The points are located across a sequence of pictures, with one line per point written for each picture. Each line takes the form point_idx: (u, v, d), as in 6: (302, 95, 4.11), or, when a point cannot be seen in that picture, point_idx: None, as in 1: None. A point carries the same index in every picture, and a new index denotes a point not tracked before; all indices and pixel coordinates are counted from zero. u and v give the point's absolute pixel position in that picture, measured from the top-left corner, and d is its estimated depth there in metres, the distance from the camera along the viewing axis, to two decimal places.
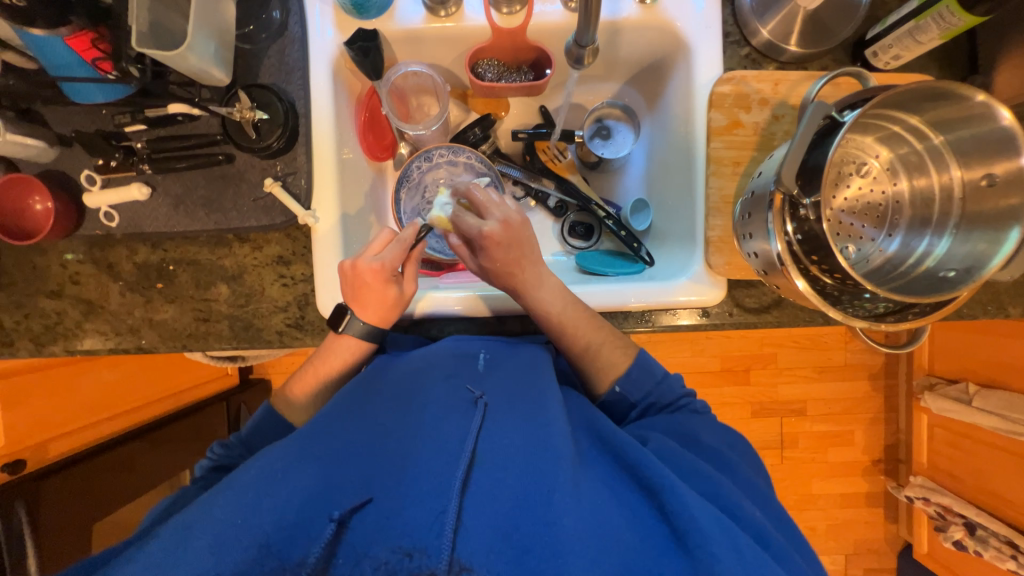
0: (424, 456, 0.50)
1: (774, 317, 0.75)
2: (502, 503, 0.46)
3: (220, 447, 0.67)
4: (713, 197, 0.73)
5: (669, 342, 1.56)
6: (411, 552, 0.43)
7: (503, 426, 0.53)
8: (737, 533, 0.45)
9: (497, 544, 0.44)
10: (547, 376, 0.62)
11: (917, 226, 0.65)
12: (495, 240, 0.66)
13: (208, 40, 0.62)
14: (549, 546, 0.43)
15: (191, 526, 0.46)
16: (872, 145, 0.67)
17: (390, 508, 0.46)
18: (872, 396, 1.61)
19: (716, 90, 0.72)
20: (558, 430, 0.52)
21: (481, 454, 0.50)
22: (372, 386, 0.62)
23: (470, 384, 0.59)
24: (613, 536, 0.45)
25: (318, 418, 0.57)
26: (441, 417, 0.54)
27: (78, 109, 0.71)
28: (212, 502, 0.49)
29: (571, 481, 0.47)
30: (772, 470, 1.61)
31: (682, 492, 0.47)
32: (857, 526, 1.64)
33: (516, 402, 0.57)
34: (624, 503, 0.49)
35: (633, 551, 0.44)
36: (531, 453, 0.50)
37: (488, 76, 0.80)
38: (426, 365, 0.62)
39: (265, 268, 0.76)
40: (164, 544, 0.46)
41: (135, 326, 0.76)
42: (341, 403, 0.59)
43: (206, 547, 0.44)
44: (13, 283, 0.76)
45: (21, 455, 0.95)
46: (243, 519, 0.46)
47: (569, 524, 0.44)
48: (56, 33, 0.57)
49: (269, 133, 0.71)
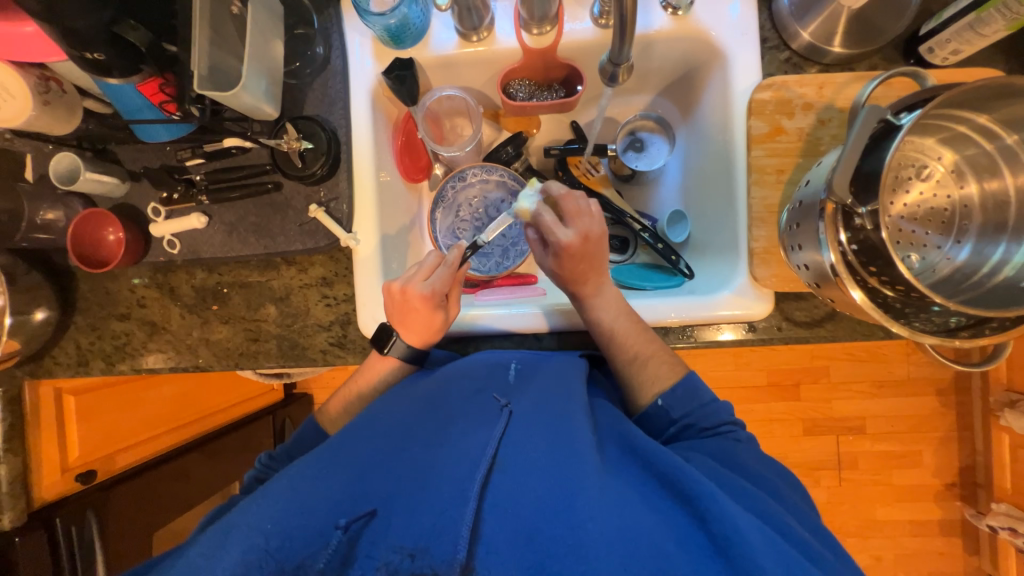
0: (447, 463, 0.50)
1: (828, 331, 0.70)
2: (523, 507, 0.45)
3: (266, 457, 0.69)
4: (756, 207, 0.70)
5: (710, 355, 1.50)
6: (414, 553, 0.43)
7: (525, 430, 0.53)
8: (786, 549, 0.42)
9: (516, 548, 0.43)
10: (579, 386, 0.59)
11: (990, 232, 0.60)
12: (570, 253, 0.67)
13: (260, 79, 0.66)
14: (571, 550, 0.42)
15: (226, 528, 0.48)
16: (934, 146, 0.63)
17: (410, 514, 0.47)
18: (941, 414, 1.47)
19: (756, 97, 0.70)
20: (583, 436, 0.51)
21: (502, 459, 0.49)
22: (399, 395, 0.63)
23: (498, 393, 0.59)
24: (641, 539, 0.42)
25: (348, 428, 0.59)
26: (468, 425, 0.55)
27: (145, 147, 0.77)
28: (247, 507, 0.50)
29: (596, 486, 0.46)
30: (829, 493, 1.50)
31: (723, 500, 0.45)
32: (931, 558, 1.49)
33: (542, 405, 0.56)
34: (656, 508, 0.46)
35: (665, 557, 0.41)
36: (553, 457, 0.49)
37: (520, 95, 0.82)
38: (454, 375, 0.63)
39: (310, 289, 0.79)
40: (206, 545, 0.47)
41: (193, 345, 0.81)
42: (370, 413, 0.61)
43: (236, 549, 0.45)
44: (89, 307, 0.83)
45: (92, 467, 1.02)
46: (271, 523, 0.46)
47: (593, 528, 0.43)
48: (129, 80, 0.63)
49: (314, 161, 0.75)
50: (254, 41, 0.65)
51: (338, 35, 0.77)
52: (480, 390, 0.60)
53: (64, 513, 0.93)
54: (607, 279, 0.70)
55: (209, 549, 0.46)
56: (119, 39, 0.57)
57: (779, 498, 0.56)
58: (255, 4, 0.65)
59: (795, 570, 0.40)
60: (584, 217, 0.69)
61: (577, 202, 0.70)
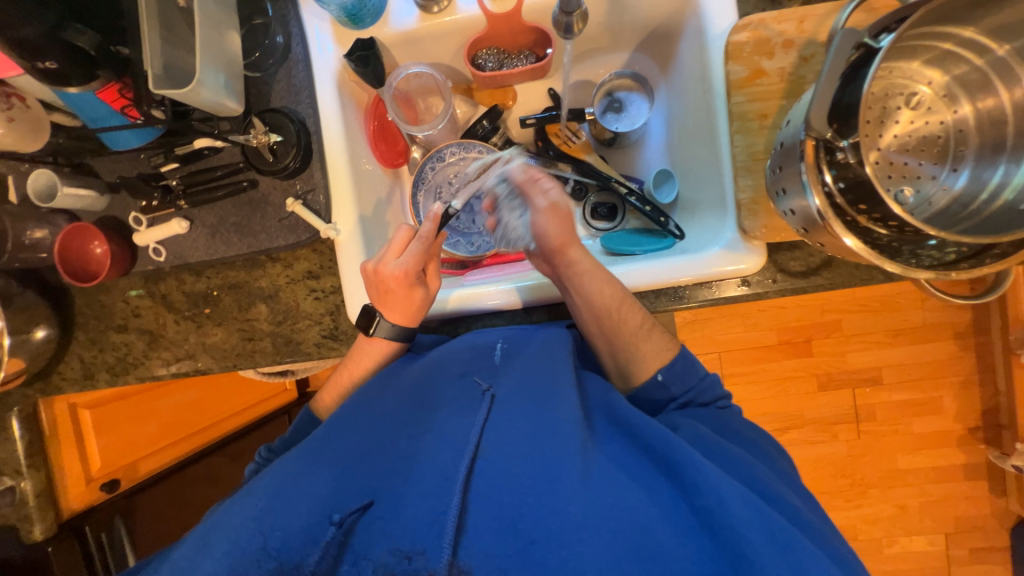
0: (431, 453, 0.50)
1: (825, 279, 0.68)
2: (506, 494, 0.45)
3: (265, 451, 0.70)
4: (740, 156, 0.67)
5: (718, 319, 1.47)
6: (410, 555, 0.44)
7: (507, 414, 0.52)
8: (769, 513, 0.43)
9: (502, 537, 0.44)
10: (565, 358, 0.59)
11: (988, 155, 0.57)
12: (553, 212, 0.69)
13: (217, 73, 0.65)
14: (555, 534, 0.43)
15: (209, 536, 0.49)
16: (919, 70, 0.60)
17: (398, 508, 0.47)
18: (961, 358, 1.44)
19: (732, 40, 0.66)
20: (568, 415, 0.51)
21: (485, 445, 0.49)
22: (382, 386, 0.62)
23: (481, 376, 0.59)
24: (626, 515, 0.43)
25: (333, 420, 0.58)
26: (451, 414, 0.55)
27: (120, 157, 0.77)
28: (229, 508, 0.51)
29: (579, 467, 0.46)
30: (849, 446, 1.48)
31: (707, 471, 0.45)
32: (957, 502, 1.47)
33: (528, 387, 0.55)
34: (643, 483, 0.46)
35: (650, 533, 0.42)
36: (536, 440, 0.49)
37: (489, 65, 0.80)
38: (437, 360, 0.61)
39: (298, 285, 0.79)
40: (192, 548, 0.49)
41: (191, 350, 0.82)
42: (352, 405, 0.59)
43: (223, 552, 0.46)
44: (87, 321, 0.84)
45: (116, 475, 1.05)
46: (258, 524, 0.48)
47: (576, 510, 0.43)
48: (90, 87, 0.62)
49: (285, 154, 0.74)
50: (206, 35, 0.64)
51: (296, 21, 0.75)
52: (465, 374, 0.59)
53: (94, 522, 0.97)
54: (582, 255, 0.67)
55: (194, 550, 0.48)
56: (68, 46, 0.56)
57: (764, 460, 0.57)
58: None
59: (777, 535, 0.41)
60: (551, 192, 0.71)
61: (538, 178, 0.72)
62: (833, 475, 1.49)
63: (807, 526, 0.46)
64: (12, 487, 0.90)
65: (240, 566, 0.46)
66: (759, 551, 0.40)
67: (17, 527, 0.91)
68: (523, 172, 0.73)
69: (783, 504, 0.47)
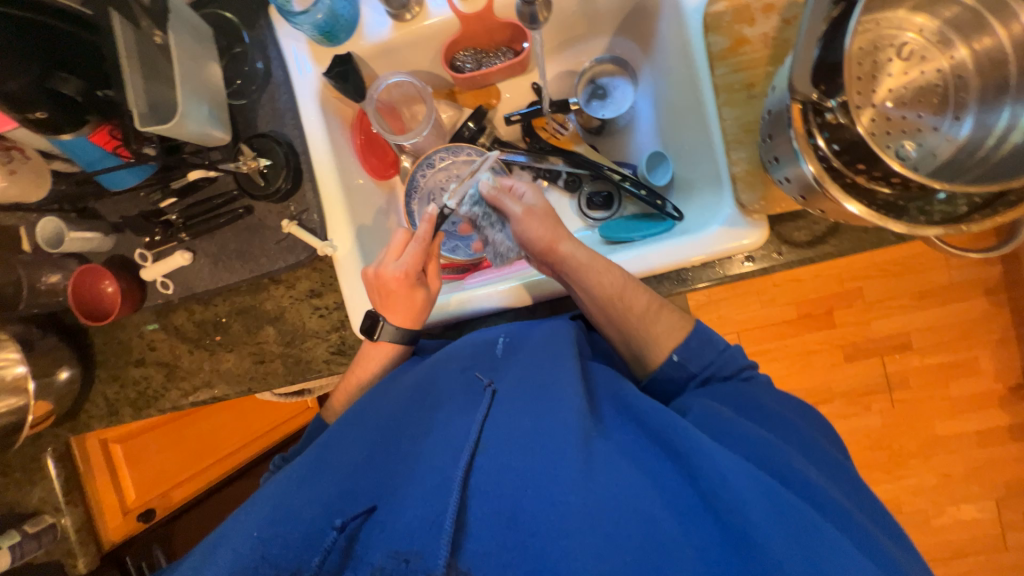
0: (432, 454, 0.51)
1: (833, 246, 0.66)
2: (505, 487, 0.45)
3: (281, 459, 0.70)
4: (730, 129, 0.65)
5: (732, 298, 1.44)
6: (407, 557, 0.43)
7: (507, 409, 0.52)
8: (780, 491, 0.42)
9: (501, 531, 0.43)
10: (568, 347, 0.59)
11: (991, 98, 0.54)
12: (531, 213, 0.71)
13: (199, 104, 0.67)
14: (554, 526, 0.42)
15: (219, 545, 0.49)
16: (908, 18, 0.57)
17: (398, 509, 0.47)
18: (993, 314, 1.37)
19: (710, 11, 0.64)
20: (570, 406, 0.50)
21: (485, 441, 0.49)
22: (385, 390, 0.62)
23: (482, 371, 0.59)
24: (627, 503, 0.42)
25: (338, 426, 0.59)
26: (452, 414, 0.54)
27: (122, 197, 0.79)
28: (238, 519, 0.52)
29: (579, 456, 0.45)
30: (883, 417, 1.43)
31: (711, 452, 0.44)
32: (1005, 465, 1.41)
33: (528, 381, 0.55)
34: (648, 472, 0.45)
35: (652, 521, 0.41)
36: (535, 433, 0.48)
37: (468, 66, 0.80)
38: (439, 360, 0.62)
39: (302, 304, 0.80)
40: (203, 556, 0.50)
41: (207, 378, 0.84)
42: (358, 410, 0.60)
43: (227, 562, 0.46)
44: (107, 359, 0.87)
45: (150, 504, 1.12)
46: (260, 533, 0.47)
47: (575, 500, 0.42)
48: (81, 133, 0.64)
49: (276, 177, 0.75)
50: (185, 69, 0.65)
51: (274, 45, 0.77)
52: (465, 369, 0.59)
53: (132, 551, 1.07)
54: (575, 248, 0.67)
55: (202, 560, 0.49)
56: (56, 94, 0.59)
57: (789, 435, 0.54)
58: (177, 31, 0.65)
59: (785, 511, 0.40)
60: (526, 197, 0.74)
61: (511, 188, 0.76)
62: (869, 448, 1.44)
63: (828, 503, 0.44)
64: (53, 524, 0.90)
65: (240, 568, 0.45)
66: (770, 532, 0.39)
67: (62, 561, 0.92)
68: (494, 184, 0.76)
69: (801, 482, 0.46)
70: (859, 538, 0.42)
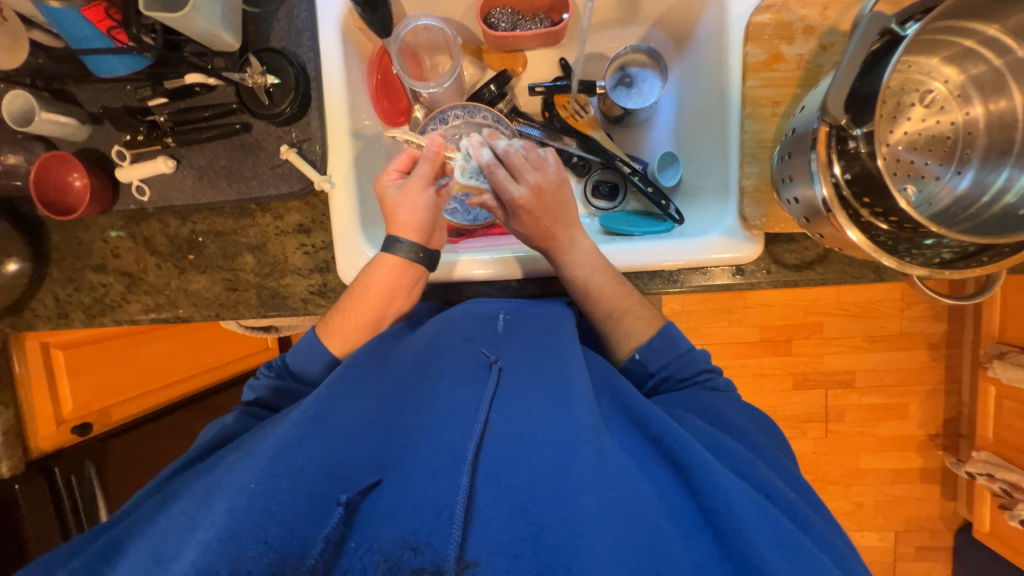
0: (439, 429, 0.51)
1: (818, 274, 0.69)
2: (516, 478, 0.47)
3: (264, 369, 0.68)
4: (749, 142, 0.66)
5: (703, 313, 1.49)
6: (416, 546, 0.44)
7: (516, 394, 0.53)
8: (781, 518, 0.44)
9: (511, 525, 0.45)
10: (569, 336, 0.60)
11: (993, 158, 0.57)
12: (527, 208, 0.66)
13: (213, 1, 0.62)
14: (567, 524, 0.44)
15: (210, 491, 0.47)
16: (937, 67, 0.60)
17: (404, 486, 0.48)
18: (932, 367, 1.48)
19: (754, 20, 0.64)
20: (580, 399, 0.51)
21: (493, 425, 0.50)
22: (385, 351, 0.60)
23: (486, 348, 0.59)
24: (638, 513, 0.44)
25: (336, 377, 0.55)
26: (456, 386, 0.55)
27: (105, 87, 0.73)
28: (232, 467, 0.48)
29: (592, 454, 0.47)
30: (815, 444, 1.54)
31: (715, 470, 0.46)
32: (910, 503, 1.55)
33: (532, 366, 0.56)
34: (650, 475, 0.49)
35: (659, 531, 0.44)
36: (549, 426, 0.50)
37: (501, 25, 0.78)
38: (443, 327, 0.62)
39: (288, 237, 0.77)
40: (189, 505, 0.47)
41: (172, 297, 0.80)
42: (351, 369, 0.56)
43: (222, 510, 0.43)
44: (63, 258, 0.81)
45: (88, 419, 1.04)
46: (258, 486, 0.45)
47: (588, 501, 0.44)
48: (72, 3, 0.57)
49: (282, 98, 0.71)
50: None
51: None
52: (467, 342, 0.60)
53: (63, 464, 0.96)
54: (565, 232, 0.68)
55: (192, 506, 0.46)
56: None
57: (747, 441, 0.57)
58: None
59: (783, 540, 0.42)
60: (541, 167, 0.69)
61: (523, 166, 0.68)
62: None
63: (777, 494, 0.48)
64: None
65: (229, 542, 0.42)
66: (767, 555, 0.41)
67: None
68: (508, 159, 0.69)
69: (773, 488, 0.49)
70: (803, 515, 0.47)
